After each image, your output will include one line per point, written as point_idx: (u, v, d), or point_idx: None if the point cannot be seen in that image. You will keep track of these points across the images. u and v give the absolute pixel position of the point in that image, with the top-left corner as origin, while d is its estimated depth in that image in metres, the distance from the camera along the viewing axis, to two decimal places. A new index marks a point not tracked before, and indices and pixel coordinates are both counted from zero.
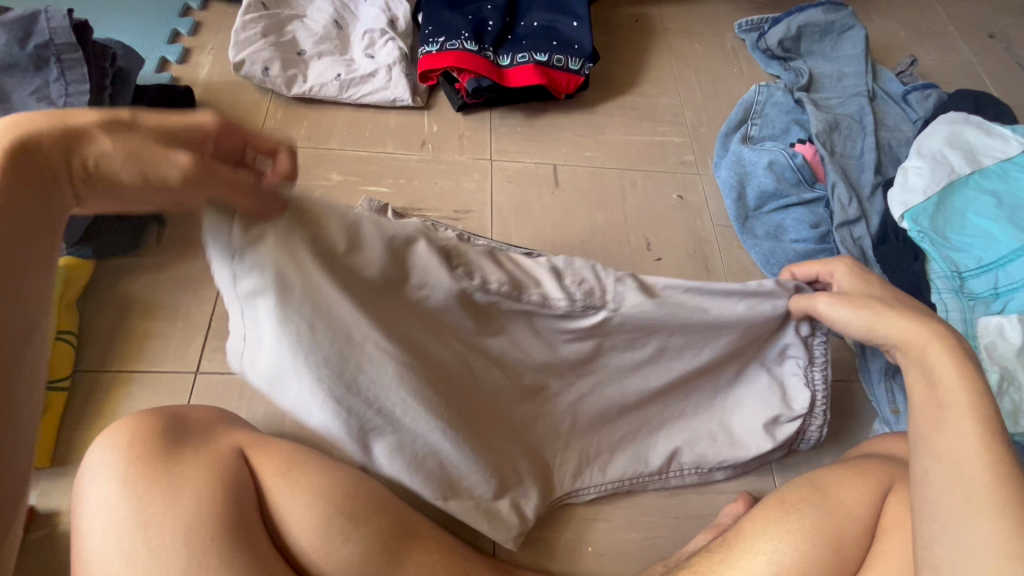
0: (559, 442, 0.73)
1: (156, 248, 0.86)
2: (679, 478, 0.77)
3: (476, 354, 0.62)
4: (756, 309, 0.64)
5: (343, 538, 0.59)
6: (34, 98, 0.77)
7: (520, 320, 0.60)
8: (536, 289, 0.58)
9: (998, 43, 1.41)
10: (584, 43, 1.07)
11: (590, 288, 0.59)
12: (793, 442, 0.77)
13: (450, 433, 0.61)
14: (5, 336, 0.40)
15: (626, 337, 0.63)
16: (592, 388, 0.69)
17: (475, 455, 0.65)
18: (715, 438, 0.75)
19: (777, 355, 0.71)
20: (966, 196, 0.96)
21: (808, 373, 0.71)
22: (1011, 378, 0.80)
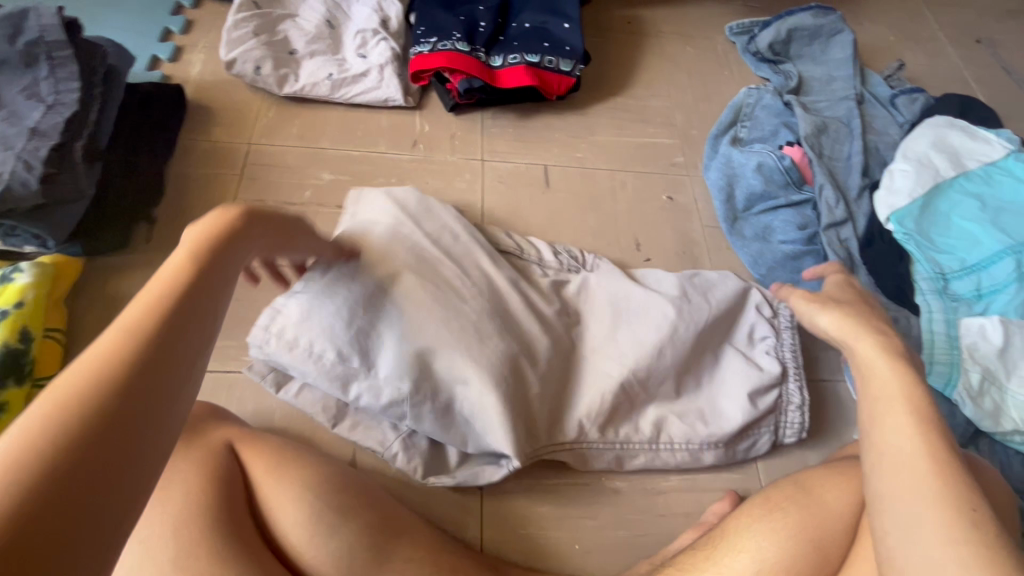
0: (571, 394, 0.78)
1: (146, 246, 0.86)
2: (670, 457, 0.79)
3: (507, 289, 0.80)
4: (710, 285, 0.87)
5: (330, 533, 0.59)
6: (24, 95, 0.77)
7: (529, 275, 0.86)
8: (536, 253, 0.90)
9: (985, 49, 1.43)
10: (575, 45, 1.08)
11: (574, 258, 0.91)
12: (777, 424, 0.81)
13: (482, 354, 0.73)
14: (157, 405, 0.34)
15: (606, 290, 0.85)
16: (599, 336, 0.81)
17: (504, 384, 0.73)
18: (700, 410, 0.80)
19: (746, 337, 0.85)
20: (950, 199, 0.97)
21: (777, 351, 0.84)
22: (992, 378, 0.83)
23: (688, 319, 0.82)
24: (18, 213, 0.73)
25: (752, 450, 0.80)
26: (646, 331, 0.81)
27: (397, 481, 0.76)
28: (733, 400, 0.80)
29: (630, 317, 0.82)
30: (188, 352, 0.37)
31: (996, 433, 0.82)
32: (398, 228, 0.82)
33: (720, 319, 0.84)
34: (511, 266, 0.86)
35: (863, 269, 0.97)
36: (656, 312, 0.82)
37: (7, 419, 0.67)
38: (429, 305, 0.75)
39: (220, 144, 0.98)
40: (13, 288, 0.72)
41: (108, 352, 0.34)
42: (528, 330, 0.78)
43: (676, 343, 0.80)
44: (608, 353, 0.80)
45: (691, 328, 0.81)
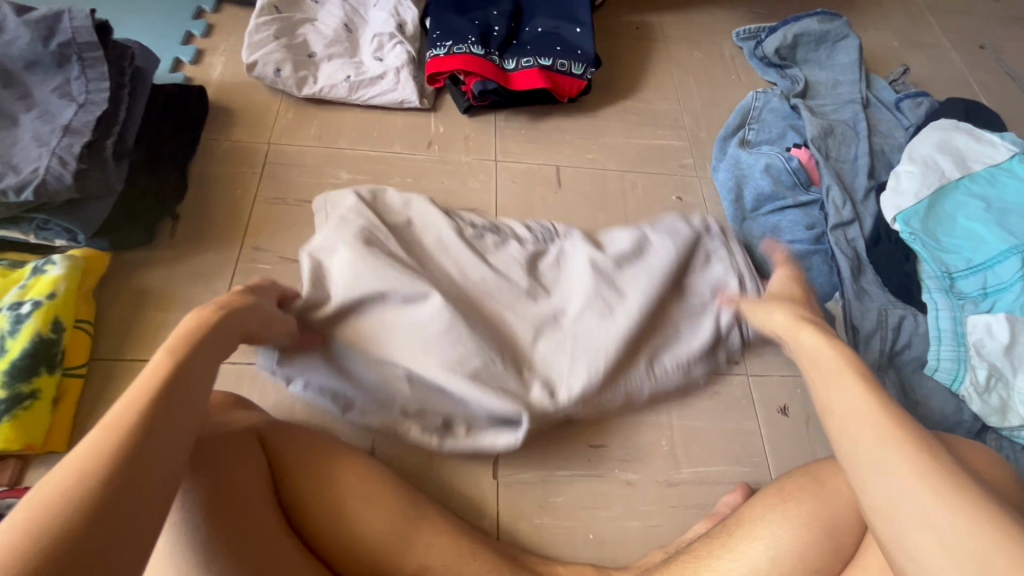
0: (563, 357, 0.78)
1: (169, 241, 0.88)
2: (666, 380, 0.84)
3: (479, 277, 0.82)
4: (670, 229, 0.90)
5: (357, 515, 0.62)
6: (56, 94, 0.79)
7: (501, 253, 0.86)
8: (507, 229, 0.90)
9: (988, 54, 1.45)
10: (587, 49, 1.10)
11: (545, 229, 0.91)
12: (746, 325, 0.88)
13: (467, 335, 0.75)
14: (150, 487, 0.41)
15: (578, 251, 0.87)
16: (578, 304, 0.81)
17: (492, 352, 0.75)
18: (683, 339, 0.85)
19: (706, 257, 0.90)
20: (955, 200, 0.99)
21: (734, 261, 0.90)
22: (999, 374, 0.84)
23: (655, 262, 0.85)
24: (52, 207, 0.76)
25: (728, 355, 0.88)
26: (628, 293, 0.82)
27: (415, 469, 0.77)
28: (710, 317, 0.86)
29: (610, 283, 0.83)
30: (166, 457, 0.43)
31: (1004, 428, 0.84)
32: (374, 227, 0.83)
33: (685, 248, 0.89)
34: (482, 249, 0.86)
35: (870, 269, 0.99)
36: (631, 274, 0.84)
37: (40, 406, 0.69)
38: (410, 301, 0.77)
39: (241, 143, 1.00)
40: (45, 279, 0.74)
41: (107, 443, 0.41)
42: (507, 309, 0.81)
43: (653, 284, 0.83)
44: (594, 317, 0.80)
45: (662, 269, 0.85)
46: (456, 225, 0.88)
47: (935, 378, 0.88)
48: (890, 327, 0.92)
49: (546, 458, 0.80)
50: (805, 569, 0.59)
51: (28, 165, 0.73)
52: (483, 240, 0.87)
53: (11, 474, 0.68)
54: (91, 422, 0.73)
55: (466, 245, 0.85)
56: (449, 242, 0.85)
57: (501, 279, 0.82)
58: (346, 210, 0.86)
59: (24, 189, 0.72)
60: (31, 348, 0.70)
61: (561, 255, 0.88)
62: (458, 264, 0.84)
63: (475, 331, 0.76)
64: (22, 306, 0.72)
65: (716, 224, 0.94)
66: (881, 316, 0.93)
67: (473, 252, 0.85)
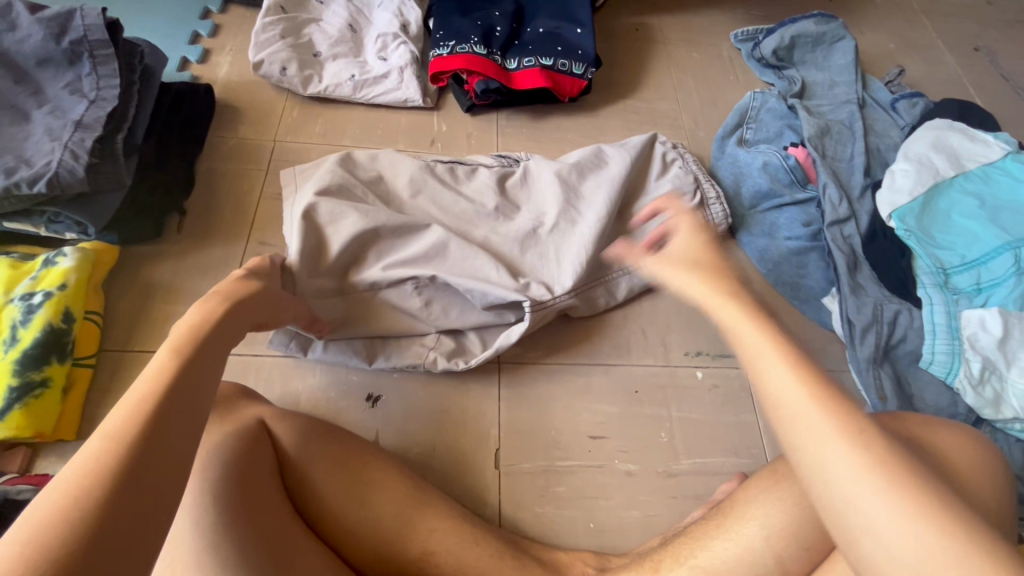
0: (547, 260, 0.88)
1: (177, 236, 0.90)
2: (645, 276, 0.95)
3: (456, 203, 0.90)
4: (622, 144, 1.00)
5: (363, 499, 0.64)
6: (67, 91, 0.81)
7: (473, 182, 0.93)
8: (475, 163, 0.98)
9: (983, 56, 1.48)
10: (587, 49, 1.12)
11: (508, 158, 1.00)
12: (706, 219, 1.01)
13: (462, 249, 0.83)
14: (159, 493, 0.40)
15: (541, 169, 0.95)
16: (550, 214, 0.90)
17: (482, 256, 0.83)
18: (650, 237, 0.96)
19: (660, 169, 1.02)
20: (950, 197, 1.00)
21: (685, 167, 1.03)
22: (993, 368, 0.86)
23: (615, 172, 0.95)
24: (63, 200, 0.77)
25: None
26: (595, 199, 0.92)
27: (419, 458, 0.79)
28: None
29: (577, 196, 0.93)
30: (172, 460, 0.42)
31: (997, 420, 0.85)
32: (344, 177, 0.87)
33: (641, 157, 1.00)
34: (455, 183, 0.93)
35: (866, 264, 1.01)
36: (593, 184, 0.94)
37: (51, 394, 0.71)
38: (416, 239, 0.84)
39: (247, 140, 1.02)
40: (56, 271, 0.76)
41: (107, 451, 0.40)
42: (490, 226, 0.89)
43: (617, 187, 0.93)
44: (568, 227, 0.90)
45: (622, 177, 0.94)
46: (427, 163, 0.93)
47: (930, 371, 0.90)
48: (886, 321, 0.94)
49: (548, 448, 0.81)
50: (802, 553, 0.60)
51: (41, 159, 0.75)
52: (455, 173, 0.94)
53: (21, 461, 0.70)
54: (100, 411, 0.75)
55: (442, 180, 0.92)
56: (422, 175, 0.91)
57: (476, 204, 0.91)
58: (320, 170, 0.89)
59: (37, 182, 0.73)
60: (42, 337, 0.72)
61: (527, 176, 0.96)
62: (437, 197, 0.90)
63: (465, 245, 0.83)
64: (33, 296, 0.74)
65: (663, 138, 1.06)
66: (876, 311, 0.94)
67: (448, 185, 0.91)
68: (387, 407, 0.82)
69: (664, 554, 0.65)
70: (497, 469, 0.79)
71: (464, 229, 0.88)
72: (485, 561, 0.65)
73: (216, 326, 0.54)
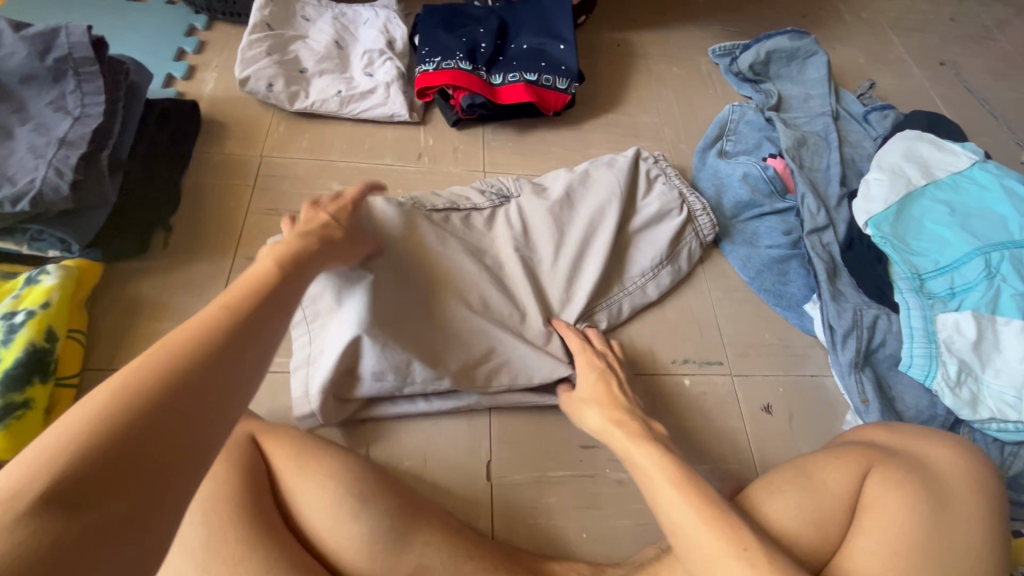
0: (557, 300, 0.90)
1: (163, 252, 0.89)
2: (644, 294, 0.98)
3: (453, 250, 0.87)
4: (607, 164, 1.02)
5: (353, 519, 0.62)
6: (51, 108, 0.81)
7: (472, 233, 0.91)
8: (465, 201, 0.94)
9: (948, 70, 1.54)
10: (570, 64, 1.14)
11: (498, 189, 0.97)
12: (696, 229, 1.04)
13: (484, 320, 0.83)
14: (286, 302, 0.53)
15: (532, 215, 0.94)
16: (543, 262, 0.92)
17: (495, 324, 0.84)
18: (647, 253, 0.99)
19: (647, 183, 1.04)
20: (922, 205, 1.04)
21: (668, 181, 1.05)
22: (968, 369, 0.89)
23: (605, 194, 0.97)
24: (46, 218, 0.77)
25: (689, 258, 1.03)
26: (588, 230, 0.94)
27: (411, 471, 0.79)
28: (665, 228, 1.01)
29: (574, 231, 0.94)
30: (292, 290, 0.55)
31: (975, 421, 0.87)
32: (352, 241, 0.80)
33: (627, 175, 1.02)
34: (451, 229, 0.90)
35: (845, 271, 1.03)
36: (590, 212, 0.95)
37: (33, 415, 0.69)
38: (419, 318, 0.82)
39: (233, 156, 1.02)
40: (39, 289, 0.75)
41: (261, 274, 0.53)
42: (496, 282, 0.87)
43: (609, 216, 0.95)
44: (572, 274, 0.91)
45: (612, 198, 0.97)
46: (420, 210, 0.90)
47: (909, 374, 0.92)
48: (865, 327, 0.96)
49: (539, 458, 0.82)
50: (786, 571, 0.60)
51: (25, 177, 0.74)
52: (449, 222, 0.91)
53: None
54: None
55: (441, 231, 0.88)
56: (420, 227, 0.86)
57: (478, 252, 0.90)
58: None
59: (21, 201, 0.73)
60: (24, 357, 0.70)
61: (520, 214, 0.94)
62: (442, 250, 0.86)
63: (483, 312, 0.84)
64: (15, 316, 0.73)
65: (646, 152, 1.07)
66: (856, 317, 0.96)
67: (454, 239, 0.88)
68: (377, 422, 0.82)
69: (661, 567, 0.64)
70: (489, 483, 0.79)
71: (466, 276, 0.86)
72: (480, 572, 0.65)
73: (283, 278, 0.54)
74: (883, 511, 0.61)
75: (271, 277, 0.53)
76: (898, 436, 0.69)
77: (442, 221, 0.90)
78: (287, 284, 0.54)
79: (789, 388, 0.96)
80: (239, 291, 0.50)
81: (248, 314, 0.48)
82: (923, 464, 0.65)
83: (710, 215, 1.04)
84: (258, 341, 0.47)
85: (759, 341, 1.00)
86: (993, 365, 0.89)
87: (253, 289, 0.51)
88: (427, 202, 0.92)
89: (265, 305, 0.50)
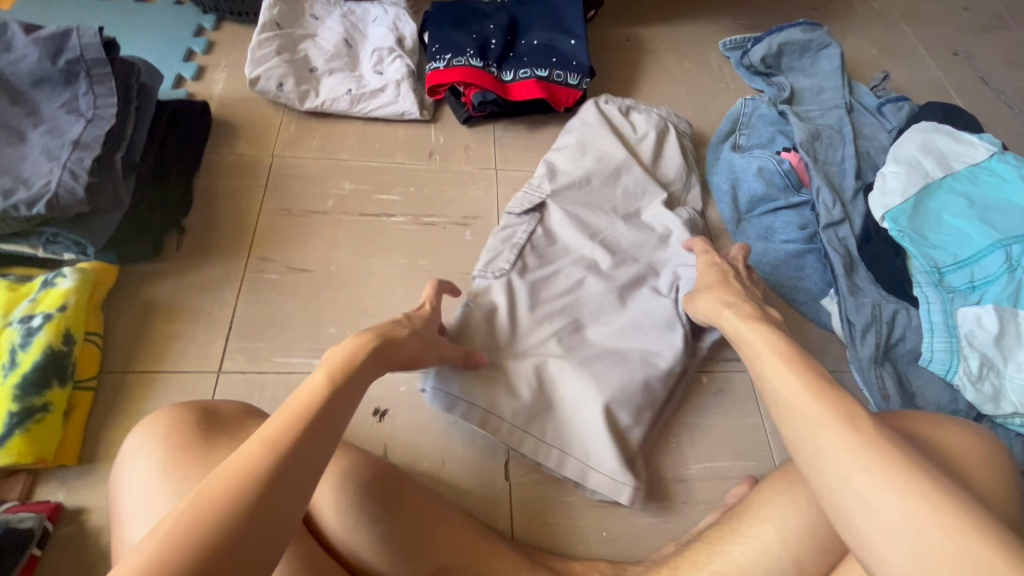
0: (646, 240, 0.98)
1: (177, 254, 0.89)
2: (693, 196, 1.09)
3: (574, 291, 0.91)
4: (583, 122, 1.08)
5: (375, 519, 0.62)
6: (64, 111, 0.80)
7: (571, 276, 0.92)
8: (535, 248, 0.94)
9: (962, 60, 1.52)
10: (582, 60, 1.13)
11: (536, 199, 0.98)
12: (684, 138, 1.15)
13: (649, 318, 0.88)
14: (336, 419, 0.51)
15: (630, 226, 0.99)
16: (637, 251, 0.96)
17: (661, 323, 0.88)
18: (669, 167, 1.09)
19: (621, 117, 1.11)
20: (941, 198, 1.03)
21: (639, 111, 1.13)
22: (990, 364, 0.87)
23: (601, 142, 1.05)
24: (61, 221, 0.77)
25: (694, 161, 1.15)
26: (611, 166, 1.03)
27: (429, 471, 0.78)
28: (670, 146, 1.11)
29: (609, 179, 1.03)
30: (346, 398, 0.53)
31: (998, 416, 0.86)
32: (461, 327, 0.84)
33: (605, 121, 1.09)
34: (539, 279, 0.91)
35: (862, 266, 1.02)
36: (598, 158, 1.04)
37: (52, 418, 0.70)
38: (607, 339, 0.87)
39: (245, 156, 1.02)
40: (55, 292, 0.75)
41: (318, 387, 0.52)
42: (631, 297, 0.91)
43: (619, 152, 1.04)
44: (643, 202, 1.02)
45: (609, 142, 1.05)
46: (496, 273, 0.90)
47: (929, 369, 0.91)
48: (885, 321, 0.95)
49: None
50: (817, 551, 0.58)
51: (39, 180, 0.74)
52: (535, 271, 0.92)
53: (21, 488, 0.69)
54: (102, 434, 0.74)
55: (537, 288, 0.90)
56: (511, 287, 0.89)
57: (597, 281, 0.92)
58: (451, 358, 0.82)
59: (36, 204, 0.73)
60: (42, 361, 0.70)
61: (605, 235, 0.97)
62: (563, 296, 0.90)
63: (641, 313, 0.89)
64: (32, 319, 0.73)
65: (601, 97, 1.13)
66: (875, 312, 0.95)
67: (557, 290, 0.90)
68: (394, 419, 0.82)
69: (681, 561, 0.64)
70: (507, 482, 0.79)
71: (609, 313, 0.89)
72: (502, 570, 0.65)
73: (334, 396, 0.52)
74: None
75: (320, 399, 0.51)
76: (920, 422, 0.65)
77: (526, 275, 0.91)
78: (336, 403, 0.52)
79: None
80: (284, 423, 0.48)
81: (300, 436, 0.47)
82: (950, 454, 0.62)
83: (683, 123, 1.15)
84: (306, 468, 0.46)
85: None
86: (1016, 360, 0.87)
87: (311, 403, 0.50)
88: (499, 263, 0.91)
89: (309, 438, 0.48)
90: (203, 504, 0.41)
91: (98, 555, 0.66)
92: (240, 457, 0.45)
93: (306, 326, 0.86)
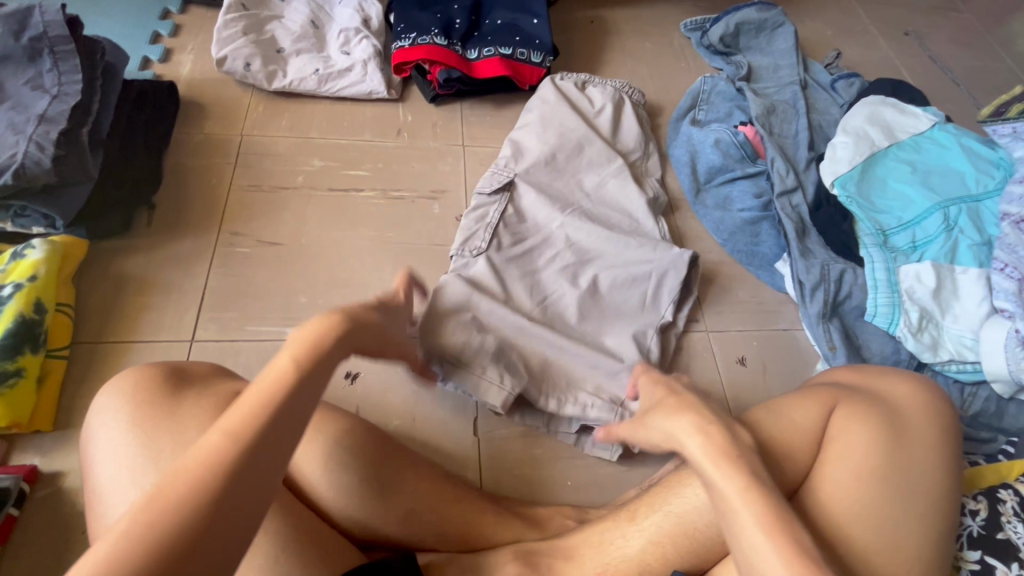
0: (611, 215, 1.02)
1: (147, 230, 0.90)
2: (651, 166, 1.14)
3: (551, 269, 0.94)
4: (545, 100, 1.11)
5: (342, 467, 0.63)
6: (29, 87, 0.82)
7: (546, 255, 0.95)
8: (510, 228, 0.97)
9: (912, 40, 1.58)
10: (544, 38, 1.16)
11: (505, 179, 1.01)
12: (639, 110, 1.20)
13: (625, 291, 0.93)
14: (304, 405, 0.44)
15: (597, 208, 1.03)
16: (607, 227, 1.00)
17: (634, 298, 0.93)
18: (626, 139, 1.13)
19: (578, 93, 1.15)
20: (886, 165, 1.08)
21: (594, 86, 1.17)
22: (930, 316, 0.93)
23: (562, 117, 1.09)
24: (29, 193, 0.78)
25: (650, 131, 1.20)
26: (572, 140, 1.07)
27: (400, 429, 0.82)
28: (626, 117, 1.16)
29: (574, 153, 1.06)
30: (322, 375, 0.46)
31: (936, 364, 0.92)
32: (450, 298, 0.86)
33: (564, 98, 1.12)
34: (518, 259, 0.94)
35: (813, 231, 1.07)
36: (560, 135, 1.07)
37: (25, 384, 0.71)
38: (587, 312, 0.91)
39: (213, 136, 1.03)
40: (25, 263, 0.77)
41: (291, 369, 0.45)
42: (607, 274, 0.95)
43: (577, 127, 1.08)
44: (606, 174, 1.06)
45: (568, 117, 1.09)
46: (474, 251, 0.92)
47: (874, 322, 0.96)
48: (832, 281, 1.00)
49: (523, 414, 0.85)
50: None
51: (6, 152, 0.76)
52: (514, 252, 0.94)
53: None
54: (76, 402, 0.75)
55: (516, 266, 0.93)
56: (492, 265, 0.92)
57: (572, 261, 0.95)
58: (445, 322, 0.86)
59: (4, 173, 0.75)
60: (14, 327, 0.72)
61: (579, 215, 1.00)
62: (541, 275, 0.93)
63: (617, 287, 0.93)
64: (3, 289, 0.74)
65: (560, 74, 1.17)
66: (823, 273, 1.00)
67: (535, 271, 0.93)
68: (365, 383, 0.84)
69: (638, 503, 0.66)
70: (475, 437, 0.82)
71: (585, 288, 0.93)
72: (467, 513, 0.69)
73: (300, 383, 0.44)
74: (846, 447, 0.58)
75: (280, 393, 0.43)
76: (860, 374, 0.67)
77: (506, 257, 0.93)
78: (302, 395, 0.44)
79: (762, 342, 1.00)
80: (247, 413, 0.41)
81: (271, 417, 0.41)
82: (882, 399, 0.62)
83: (637, 94, 1.20)
84: (278, 444, 0.41)
85: (733, 300, 1.04)
86: (952, 312, 0.93)
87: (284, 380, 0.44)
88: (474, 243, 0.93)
89: (273, 439, 0.41)
90: (156, 509, 0.36)
91: (75, 515, 0.68)
92: (197, 453, 0.39)
93: (278, 298, 0.88)
